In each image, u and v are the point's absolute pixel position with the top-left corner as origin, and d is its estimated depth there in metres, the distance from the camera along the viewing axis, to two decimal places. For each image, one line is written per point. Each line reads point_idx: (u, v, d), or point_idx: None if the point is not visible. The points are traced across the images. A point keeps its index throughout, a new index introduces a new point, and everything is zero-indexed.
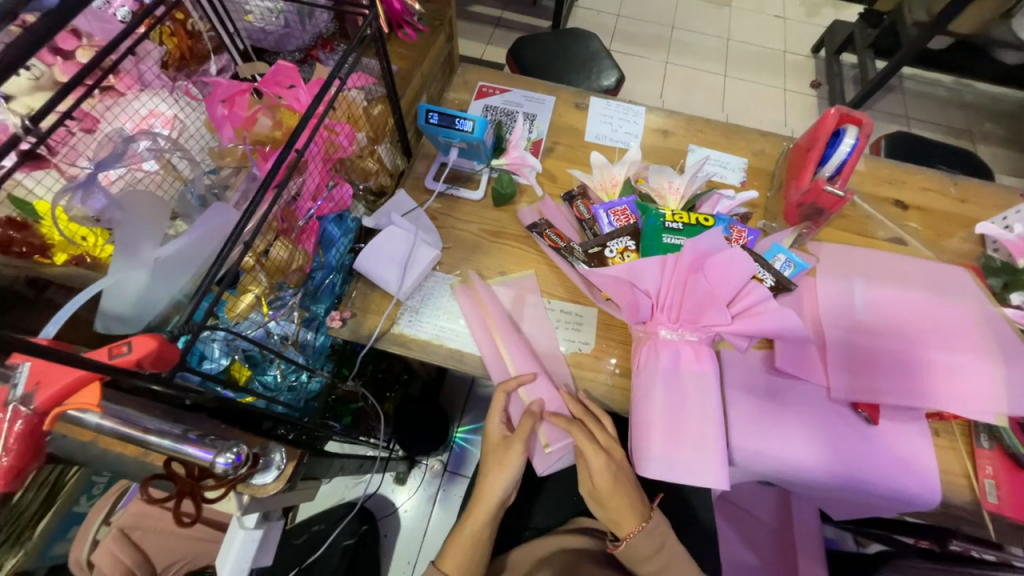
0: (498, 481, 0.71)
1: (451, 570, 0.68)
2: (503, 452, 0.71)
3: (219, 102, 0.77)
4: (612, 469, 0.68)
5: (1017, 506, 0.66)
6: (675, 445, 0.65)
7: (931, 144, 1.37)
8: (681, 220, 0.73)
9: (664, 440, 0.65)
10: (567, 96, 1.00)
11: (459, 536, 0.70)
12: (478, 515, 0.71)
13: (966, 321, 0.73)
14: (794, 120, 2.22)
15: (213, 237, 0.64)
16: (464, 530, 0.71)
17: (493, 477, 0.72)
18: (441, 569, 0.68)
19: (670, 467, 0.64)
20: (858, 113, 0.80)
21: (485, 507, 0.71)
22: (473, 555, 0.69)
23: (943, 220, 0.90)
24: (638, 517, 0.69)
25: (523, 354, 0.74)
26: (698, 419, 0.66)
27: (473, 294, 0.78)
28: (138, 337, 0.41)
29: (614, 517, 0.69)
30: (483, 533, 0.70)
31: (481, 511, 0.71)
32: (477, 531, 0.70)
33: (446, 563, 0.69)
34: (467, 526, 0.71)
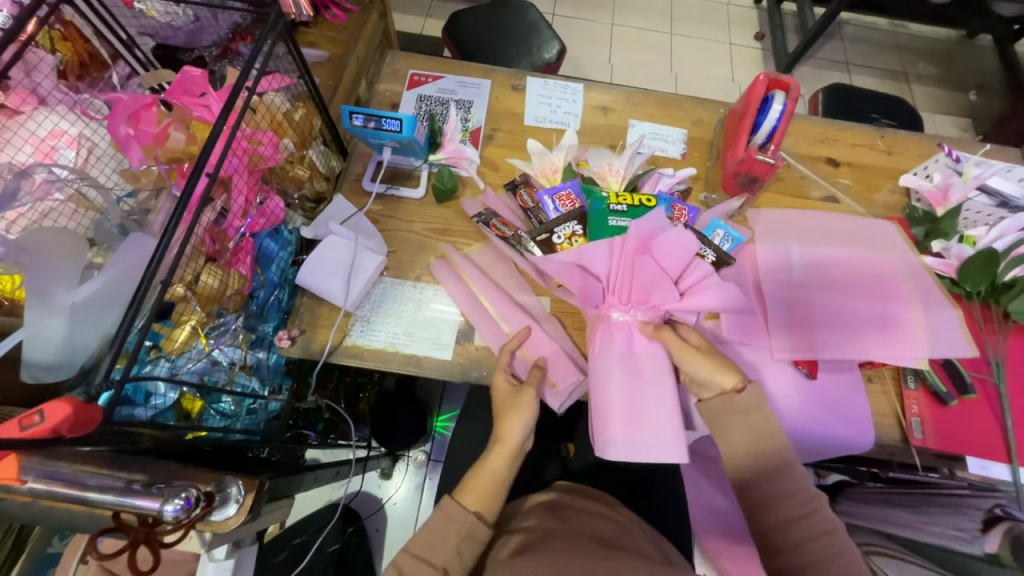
0: (517, 420, 0.65)
1: (470, 504, 0.61)
2: (517, 398, 0.66)
3: (122, 120, 0.70)
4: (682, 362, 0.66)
5: (940, 438, 0.73)
6: (634, 428, 0.66)
7: (865, 94, 1.41)
8: (626, 201, 0.74)
9: (625, 425, 0.66)
10: (504, 78, 0.97)
11: (482, 469, 0.63)
12: (498, 459, 0.64)
13: (892, 272, 0.78)
14: (741, 75, 2.24)
15: (136, 271, 0.60)
16: (488, 469, 0.63)
17: (512, 418, 0.65)
18: (459, 502, 0.61)
19: (633, 450, 0.65)
20: (786, 76, 0.80)
21: (508, 447, 0.64)
22: (494, 493, 0.62)
23: (871, 175, 0.94)
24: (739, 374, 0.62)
25: (512, 313, 0.77)
26: (655, 402, 0.67)
27: (447, 265, 0.80)
28: (49, 404, 0.39)
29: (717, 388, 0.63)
30: (505, 473, 0.63)
31: (505, 451, 0.64)
32: (498, 468, 0.63)
33: (465, 497, 0.61)
34: (492, 460, 0.63)
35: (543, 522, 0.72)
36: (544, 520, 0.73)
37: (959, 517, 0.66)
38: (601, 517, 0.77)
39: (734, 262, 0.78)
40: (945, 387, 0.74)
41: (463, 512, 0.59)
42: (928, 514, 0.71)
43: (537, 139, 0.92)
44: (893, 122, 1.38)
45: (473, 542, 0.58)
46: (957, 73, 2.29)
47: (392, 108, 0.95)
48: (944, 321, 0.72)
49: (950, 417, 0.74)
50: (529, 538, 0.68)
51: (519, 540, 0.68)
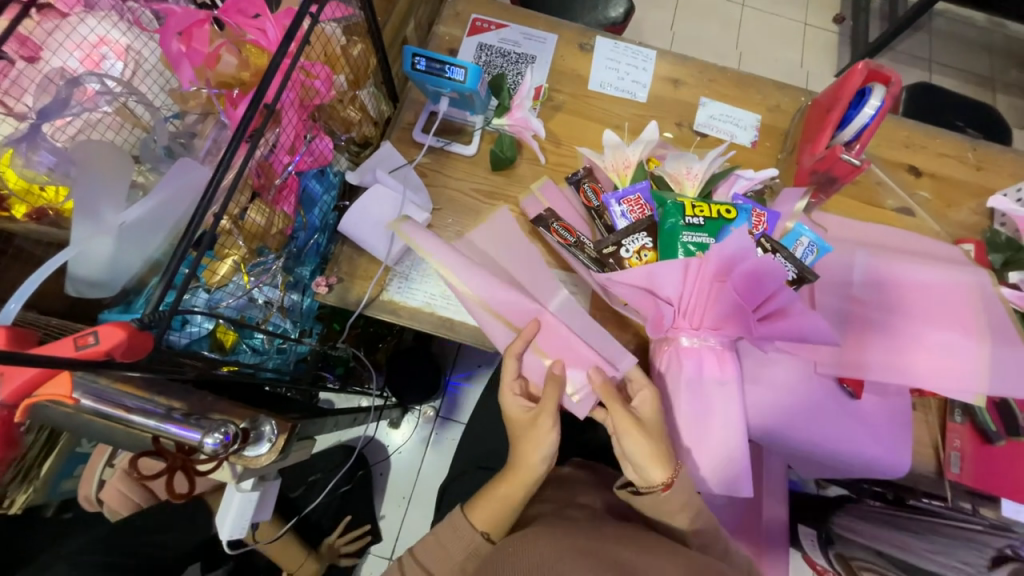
0: (534, 450, 0.62)
1: (479, 523, 0.62)
2: (530, 429, 0.62)
3: (175, 36, 0.66)
4: (634, 414, 0.60)
5: (978, 475, 0.71)
6: (698, 459, 0.65)
7: (953, 97, 1.29)
8: (703, 214, 0.65)
9: (688, 454, 0.65)
10: (571, 35, 0.90)
11: (491, 491, 0.62)
12: (514, 480, 0.62)
13: (963, 300, 0.72)
14: (812, 61, 2.06)
15: (184, 198, 0.58)
16: (499, 493, 0.62)
17: (529, 446, 0.62)
18: (469, 520, 0.62)
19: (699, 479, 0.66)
20: (887, 70, 0.73)
21: (522, 475, 0.62)
22: (502, 515, 0.62)
23: (954, 190, 0.86)
24: (670, 464, 0.58)
25: (513, 304, 0.66)
26: (721, 437, 0.65)
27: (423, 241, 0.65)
28: (104, 327, 0.39)
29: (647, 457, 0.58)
30: (517, 501, 0.62)
31: (518, 479, 0.62)
32: (510, 494, 0.62)
33: (475, 515, 0.62)
34: (502, 487, 0.62)
35: (555, 493, 0.73)
36: (556, 491, 0.74)
37: (968, 551, 0.60)
38: (612, 489, 0.77)
39: (817, 278, 0.68)
40: (994, 425, 0.72)
41: (472, 533, 0.61)
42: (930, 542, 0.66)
43: (600, 107, 0.86)
44: (977, 133, 1.27)
45: (477, 558, 0.61)
46: None
47: (450, 54, 0.89)
48: (1011, 358, 0.67)
49: (993, 456, 0.72)
50: (543, 507, 0.69)
51: (531, 507, 0.70)
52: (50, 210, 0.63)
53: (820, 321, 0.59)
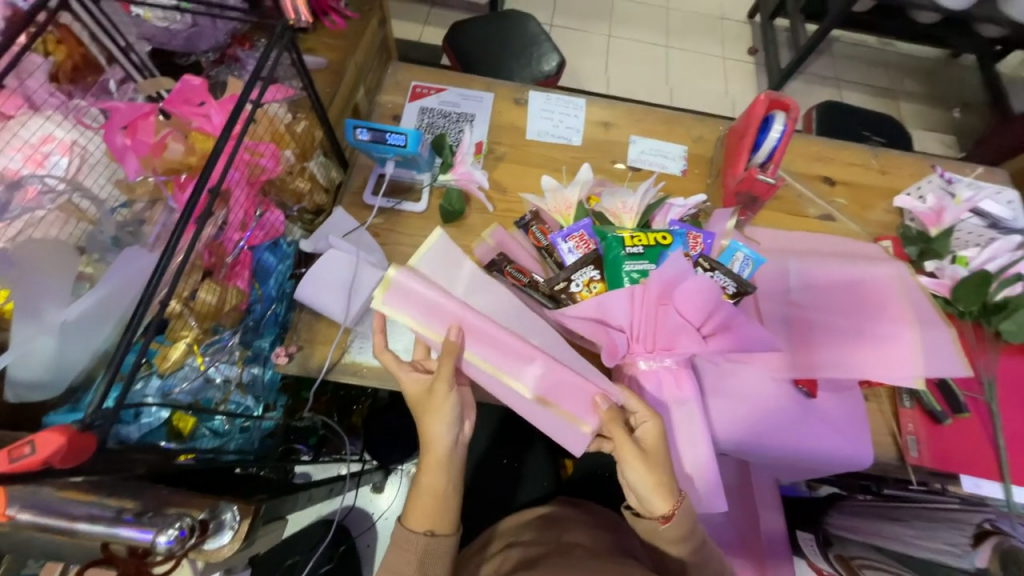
0: (436, 423, 0.62)
1: (418, 526, 0.62)
2: (429, 400, 0.62)
3: (120, 130, 0.70)
4: (640, 447, 0.60)
5: (935, 456, 0.74)
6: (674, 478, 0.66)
7: (857, 112, 1.44)
8: (641, 243, 0.69)
9: None
10: (506, 92, 0.97)
11: (418, 492, 0.63)
12: (430, 465, 0.63)
13: (889, 292, 0.78)
14: (735, 89, 2.27)
15: (131, 286, 0.58)
16: (423, 487, 0.62)
17: (427, 423, 0.62)
18: (407, 527, 0.62)
19: None
20: (785, 98, 0.82)
21: (435, 456, 0.63)
22: (439, 507, 0.62)
23: (866, 194, 0.95)
24: (673, 495, 0.59)
25: (441, 314, 0.65)
26: (693, 454, 0.66)
27: (409, 301, 0.65)
28: (42, 434, 0.38)
29: (650, 486, 0.59)
30: (444, 486, 0.63)
31: (433, 462, 0.63)
32: (434, 482, 0.62)
33: (411, 520, 0.62)
34: (424, 478, 0.63)
35: (543, 536, 0.72)
36: (541, 534, 0.73)
37: (953, 532, 0.67)
38: (599, 525, 0.77)
39: (757, 289, 0.73)
40: (940, 405, 0.76)
41: (413, 538, 0.61)
42: (918, 529, 0.75)
43: (539, 154, 0.92)
44: (883, 140, 1.41)
45: (434, 559, 0.61)
46: (940, 91, 2.35)
47: (393, 120, 0.94)
48: (939, 341, 0.72)
49: (944, 436, 0.76)
50: (529, 552, 0.68)
51: (517, 555, 0.69)
52: None
53: (759, 329, 0.63)
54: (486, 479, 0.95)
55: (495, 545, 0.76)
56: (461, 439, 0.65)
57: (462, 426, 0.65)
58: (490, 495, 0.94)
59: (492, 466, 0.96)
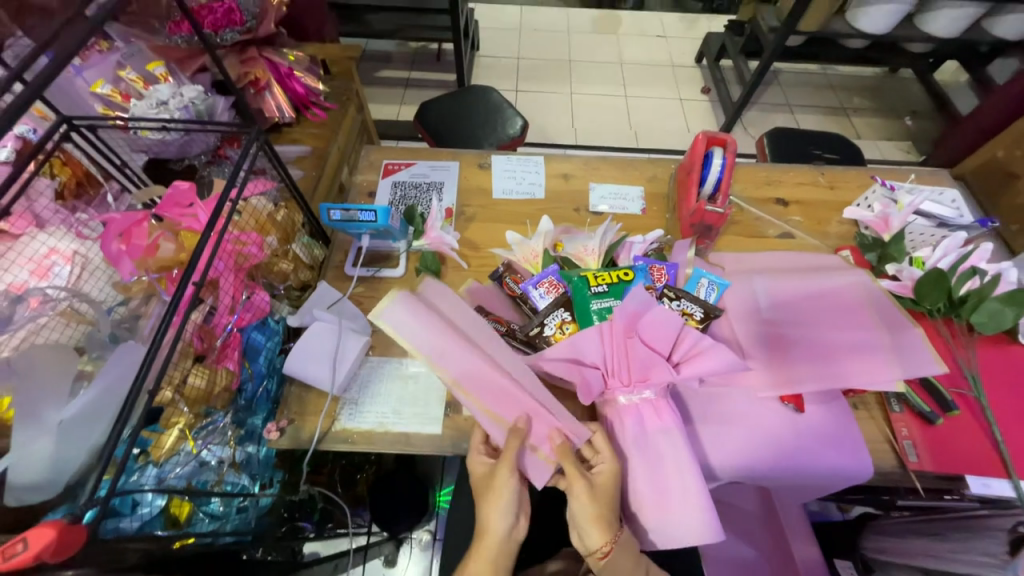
0: (496, 512, 0.61)
1: None
2: (490, 482, 0.63)
3: (116, 237, 0.76)
4: (591, 483, 0.60)
5: (936, 459, 0.73)
6: (668, 513, 0.64)
7: (806, 134, 1.54)
8: (605, 281, 0.73)
9: (654, 510, 0.64)
10: (470, 159, 1.06)
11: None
12: (480, 559, 0.59)
13: (852, 298, 0.81)
14: (695, 125, 2.42)
15: (125, 380, 0.61)
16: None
17: (489, 510, 0.61)
18: None
19: (676, 538, 0.64)
20: (721, 135, 0.89)
21: (488, 547, 0.60)
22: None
23: (819, 209, 1.01)
24: (611, 531, 0.58)
25: (412, 322, 0.66)
26: (681, 490, 0.64)
27: (406, 326, 0.66)
28: (35, 529, 0.40)
29: (594, 520, 0.59)
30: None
31: (483, 550, 0.59)
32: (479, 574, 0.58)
33: None
34: (471, 565, 0.59)
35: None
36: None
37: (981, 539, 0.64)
38: None
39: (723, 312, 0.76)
40: (929, 405, 0.76)
41: None
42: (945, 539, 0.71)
43: (507, 210, 0.99)
44: (835, 156, 1.50)
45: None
46: (887, 103, 2.50)
47: (369, 196, 1.02)
48: (907, 342, 0.74)
49: (940, 436, 0.75)
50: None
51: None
52: None
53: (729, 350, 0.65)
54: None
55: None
56: (515, 536, 0.62)
57: (519, 520, 0.62)
58: None
59: None
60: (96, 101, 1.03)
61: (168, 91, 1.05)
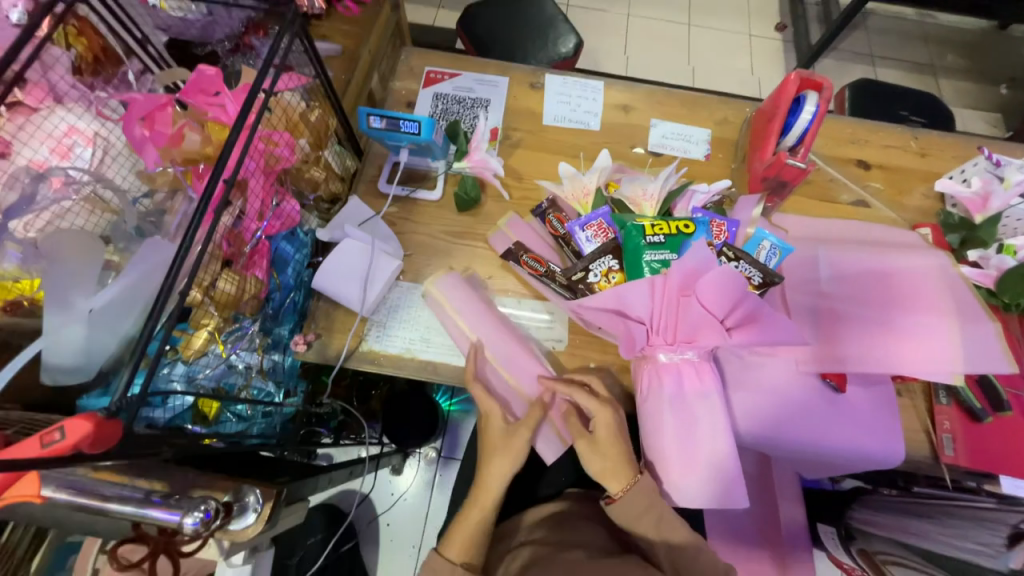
0: (499, 465, 0.68)
1: (457, 556, 0.65)
2: (509, 441, 0.68)
3: (138, 121, 0.69)
4: (590, 438, 0.66)
5: (973, 456, 0.71)
6: (693, 473, 0.64)
7: (895, 90, 1.36)
8: (663, 232, 0.67)
9: (681, 469, 0.64)
10: (522, 76, 0.95)
11: (463, 517, 0.67)
12: (484, 502, 0.68)
13: (927, 282, 0.74)
14: (762, 68, 2.17)
15: (155, 274, 0.58)
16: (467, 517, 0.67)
17: (492, 463, 0.68)
18: (445, 556, 0.65)
19: (698, 497, 0.64)
20: (818, 77, 0.77)
21: (487, 491, 0.68)
22: (476, 537, 0.66)
23: (903, 177, 0.90)
24: (622, 477, 0.64)
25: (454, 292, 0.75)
26: (710, 453, 0.64)
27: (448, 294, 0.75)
28: (71, 421, 0.39)
29: (602, 470, 0.65)
30: (483, 518, 0.67)
31: (482, 496, 0.68)
32: (479, 515, 0.67)
33: (450, 549, 0.66)
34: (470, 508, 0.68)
35: (553, 535, 0.73)
36: (556, 532, 0.73)
37: (986, 532, 0.65)
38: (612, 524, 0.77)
39: (783, 280, 0.70)
40: (980, 402, 0.73)
41: (451, 567, 0.64)
42: (946, 526, 0.72)
43: (556, 139, 0.90)
44: (922, 120, 1.33)
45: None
46: (986, 65, 2.19)
47: (407, 106, 0.93)
48: (981, 336, 0.68)
49: (983, 434, 0.72)
50: (539, 552, 0.69)
51: (527, 554, 0.70)
52: (23, 300, 0.63)
53: (790, 321, 0.60)
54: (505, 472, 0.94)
55: (505, 544, 0.76)
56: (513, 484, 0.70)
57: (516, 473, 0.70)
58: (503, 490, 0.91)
59: None
60: None
61: None
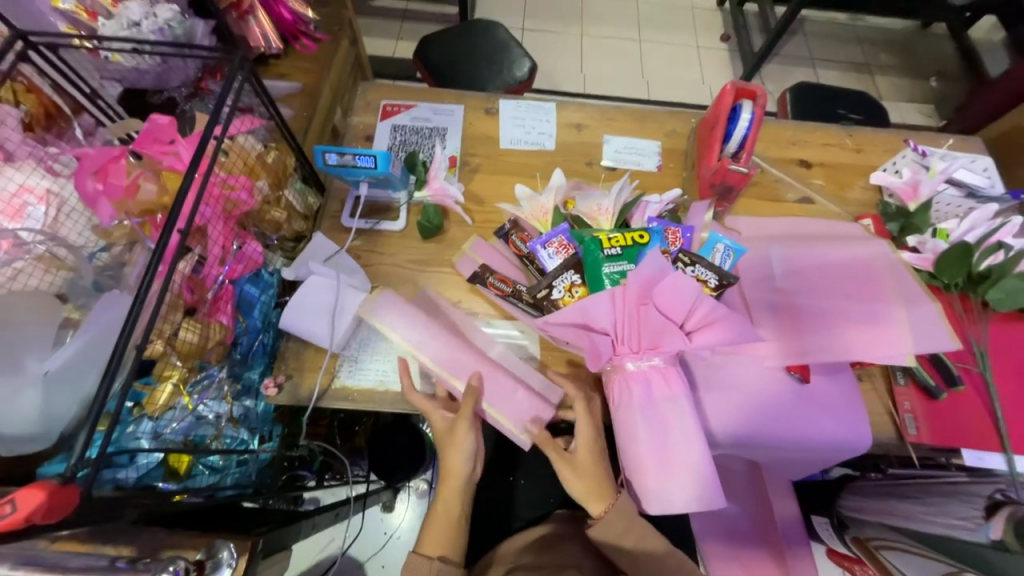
0: (456, 455, 0.68)
1: (431, 551, 0.65)
2: (451, 435, 0.68)
3: (91, 175, 0.69)
4: (571, 460, 0.66)
5: (935, 433, 0.74)
6: (671, 480, 0.65)
7: (831, 91, 1.45)
8: (619, 244, 0.69)
9: (659, 477, 0.64)
10: (476, 103, 0.98)
11: (433, 516, 0.67)
12: (448, 493, 0.68)
13: (871, 271, 0.78)
14: (711, 77, 2.28)
15: (111, 330, 0.58)
16: (437, 512, 0.67)
17: (448, 454, 0.68)
18: (421, 553, 0.64)
19: (680, 504, 0.64)
20: (752, 86, 0.82)
21: (453, 483, 0.68)
22: (451, 531, 0.66)
23: (843, 172, 0.96)
24: (602, 498, 0.64)
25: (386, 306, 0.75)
26: (684, 456, 0.65)
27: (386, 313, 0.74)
28: (20, 493, 0.38)
29: (584, 492, 0.64)
30: (458, 512, 0.67)
31: (451, 490, 0.68)
32: (448, 508, 0.67)
33: (424, 545, 0.65)
34: (441, 503, 0.68)
35: (544, 558, 0.73)
36: (546, 555, 0.73)
37: (962, 506, 0.67)
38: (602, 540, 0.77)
39: (739, 280, 0.73)
40: (933, 380, 0.76)
41: (427, 563, 0.63)
42: (928, 505, 0.75)
43: (514, 162, 0.93)
44: (859, 117, 1.42)
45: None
46: (914, 61, 2.35)
47: (367, 140, 0.95)
48: (924, 316, 0.72)
49: (940, 410, 0.76)
50: None
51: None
52: None
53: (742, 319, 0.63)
54: (493, 498, 0.91)
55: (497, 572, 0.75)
56: (474, 474, 0.70)
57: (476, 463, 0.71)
58: (494, 515, 0.89)
59: (498, 486, 0.92)
60: (58, 18, 0.91)
61: (141, 10, 0.94)
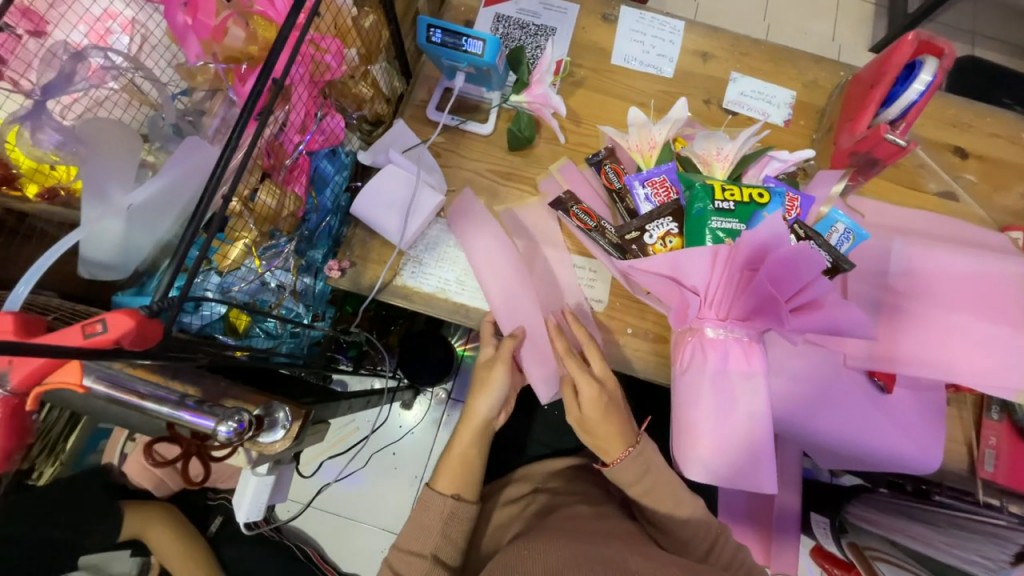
0: (482, 401, 0.70)
1: (446, 489, 0.67)
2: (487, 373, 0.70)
3: (180, 7, 0.62)
4: (581, 415, 0.65)
5: (1012, 476, 0.71)
6: (722, 455, 0.63)
7: (1003, 72, 1.20)
8: (734, 198, 0.61)
9: (712, 448, 0.62)
10: (594, 5, 0.84)
11: (449, 454, 0.69)
12: (465, 438, 0.70)
13: (1008, 291, 0.68)
14: (844, 32, 1.94)
15: (193, 177, 0.55)
16: (455, 452, 0.69)
17: (478, 398, 0.70)
18: (436, 489, 0.67)
19: (722, 476, 0.63)
20: (941, 42, 0.66)
21: (471, 426, 0.71)
22: (465, 471, 0.68)
23: (1004, 172, 0.81)
24: (612, 451, 0.65)
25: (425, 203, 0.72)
26: (741, 432, 0.62)
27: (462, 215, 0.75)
28: (112, 314, 0.38)
29: (599, 442, 0.65)
30: (474, 453, 0.69)
31: (467, 429, 0.70)
32: (467, 449, 0.69)
33: (439, 484, 0.67)
34: (458, 442, 0.70)
35: (567, 488, 0.76)
36: (569, 485, 0.77)
37: (991, 546, 0.64)
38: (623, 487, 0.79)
39: (853, 267, 0.65)
40: None
41: (441, 499, 0.66)
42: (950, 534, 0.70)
43: (623, 83, 0.82)
44: None
45: (457, 521, 0.65)
46: None
47: (465, 26, 0.84)
48: None
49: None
50: (554, 502, 0.72)
51: (542, 502, 0.74)
52: (60, 189, 0.61)
53: (857, 313, 0.56)
54: (519, 420, 0.93)
55: (521, 487, 0.79)
56: (496, 422, 0.72)
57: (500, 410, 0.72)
58: (516, 436, 0.93)
59: (526, 412, 0.94)
60: None
61: None
